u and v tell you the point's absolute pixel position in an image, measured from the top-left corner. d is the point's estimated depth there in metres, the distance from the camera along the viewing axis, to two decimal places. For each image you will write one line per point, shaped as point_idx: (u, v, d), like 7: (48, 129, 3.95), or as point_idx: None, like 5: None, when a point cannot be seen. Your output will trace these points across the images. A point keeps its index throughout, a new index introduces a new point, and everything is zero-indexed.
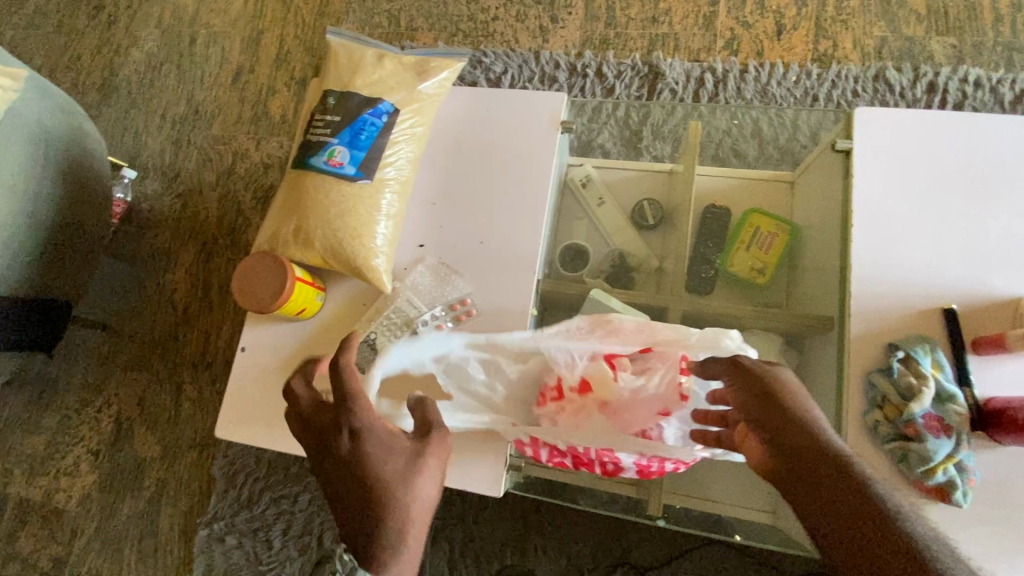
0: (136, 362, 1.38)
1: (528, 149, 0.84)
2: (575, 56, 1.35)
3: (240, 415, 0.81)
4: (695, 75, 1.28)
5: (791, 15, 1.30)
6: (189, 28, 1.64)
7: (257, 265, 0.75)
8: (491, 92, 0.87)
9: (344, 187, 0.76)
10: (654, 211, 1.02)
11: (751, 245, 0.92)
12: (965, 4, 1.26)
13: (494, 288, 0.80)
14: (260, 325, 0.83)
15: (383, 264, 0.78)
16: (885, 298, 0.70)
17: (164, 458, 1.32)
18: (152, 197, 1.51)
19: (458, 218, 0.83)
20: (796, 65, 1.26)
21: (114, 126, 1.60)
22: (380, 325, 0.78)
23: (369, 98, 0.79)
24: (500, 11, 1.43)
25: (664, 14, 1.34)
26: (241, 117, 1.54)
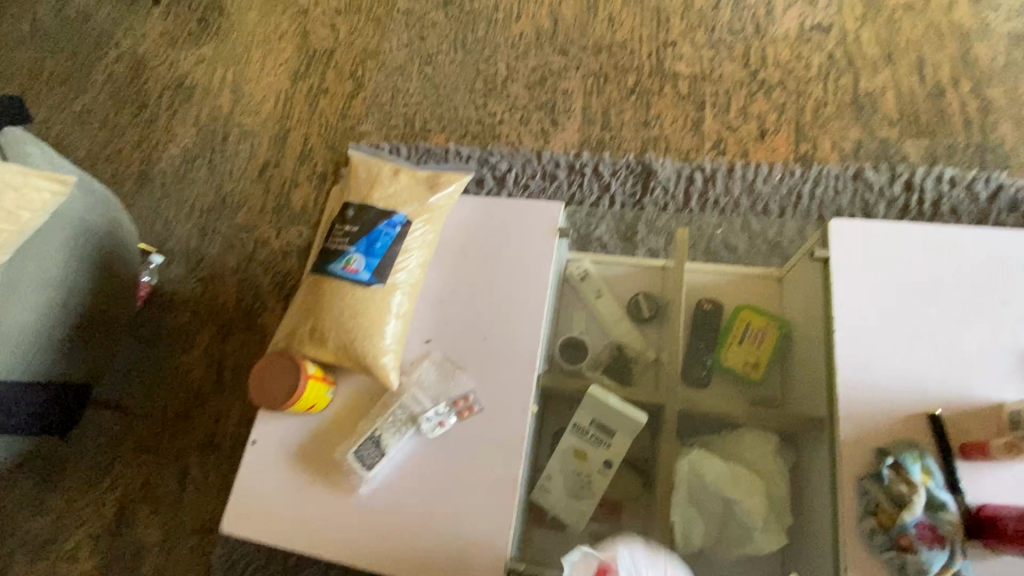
0: (146, 443, 1.41)
1: (528, 253, 0.92)
2: (574, 155, 1.47)
3: (249, 508, 0.83)
4: (685, 173, 1.38)
5: (772, 119, 1.42)
6: (223, 127, 1.80)
7: (275, 363, 0.80)
8: (494, 202, 0.96)
9: (358, 291, 0.82)
10: (650, 304, 1.07)
11: (743, 339, 0.96)
12: (934, 110, 1.36)
13: (496, 384, 0.84)
14: (271, 417, 0.87)
15: (392, 361, 0.83)
16: (871, 400, 0.73)
17: (164, 543, 1.31)
18: (176, 280, 1.60)
19: (464, 316, 0.89)
20: (779, 165, 1.36)
21: (146, 214, 1.72)
22: (386, 422, 0.82)
23: (385, 209, 0.87)
24: (506, 115, 1.57)
25: (655, 119, 1.48)
26: (264, 207, 1.65)
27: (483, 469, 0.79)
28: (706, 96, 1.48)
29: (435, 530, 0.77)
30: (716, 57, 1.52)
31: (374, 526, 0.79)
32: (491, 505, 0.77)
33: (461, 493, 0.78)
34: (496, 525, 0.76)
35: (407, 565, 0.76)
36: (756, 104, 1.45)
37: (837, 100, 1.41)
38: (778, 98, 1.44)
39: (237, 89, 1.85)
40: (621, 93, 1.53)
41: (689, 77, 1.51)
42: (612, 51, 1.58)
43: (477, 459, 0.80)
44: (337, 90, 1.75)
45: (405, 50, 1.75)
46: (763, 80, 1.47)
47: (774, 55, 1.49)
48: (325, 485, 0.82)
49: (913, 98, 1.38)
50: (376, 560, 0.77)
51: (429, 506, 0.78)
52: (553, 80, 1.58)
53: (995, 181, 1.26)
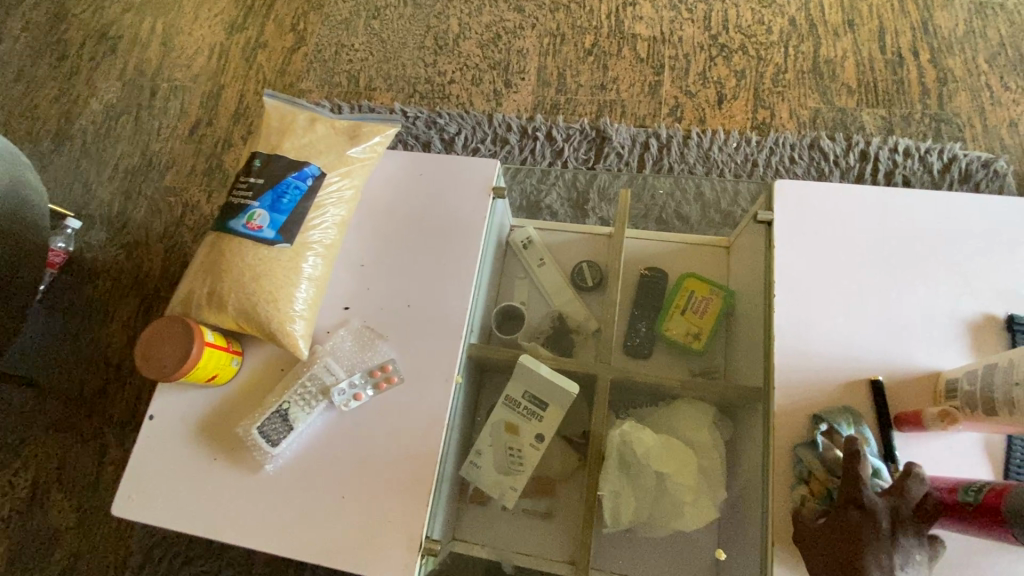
0: (61, 421, 1.30)
1: (459, 214, 0.84)
2: (526, 119, 1.39)
3: (142, 489, 0.75)
4: (640, 140, 1.32)
5: (731, 85, 1.37)
6: (151, 82, 1.66)
7: (165, 329, 0.72)
8: (424, 157, 0.88)
9: (262, 250, 0.74)
10: (594, 273, 1.01)
11: (686, 309, 0.92)
12: (893, 79, 1.33)
13: (419, 353, 0.77)
14: (170, 390, 0.79)
15: (301, 329, 0.75)
16: (808, 369, 0.69)
17: (79, 527, 1.21)
18: (97, 247, 1.47)
19: (387, 281, 0.82)
20: (736, 132, 1.31)
21: (63, 175, 1.58)
22: (294, 394, 0.75)
23: (295, 161, 0.78)
24: (457, 75, 1.48)
25: (611, 82, 1.41)
26: (195, 169, 1.53)
27: (401, 445, 0.73)
28: (665, 60, 1.41)
29: (345, 509, 0.71)
30: (676, 19, 1.45)
31: (279, 506, 0.72)
32: (406, 484, 0.71)
33: (374, 470, 0.72)
34: (411, 503, 0.70)
35: (314, 547, 0.70)
36: (716, 69, 1.39)
37: (796, 68, 1.36)
38: (738, 63, 1.39)
39: (166, 41, 1.69)
40: (578, 54, 1.45)
41: (648, 39, 1.44)
42: (569, 10, 1.50)
43: (395, 435, 0.73)
44: (277, 44, 1.62)
45: (351, 3, 1.62)
46: (723, 44, 1.41)
47: (736, 18, 1.43)
48: (227, 463, 0.74)
49: (872, 67, 1.35)
50: (281, 543, 0.70)
51: (340, 485, 0.72)
52: (507, 39, 1.49)
53: (948, 152, 1.23)
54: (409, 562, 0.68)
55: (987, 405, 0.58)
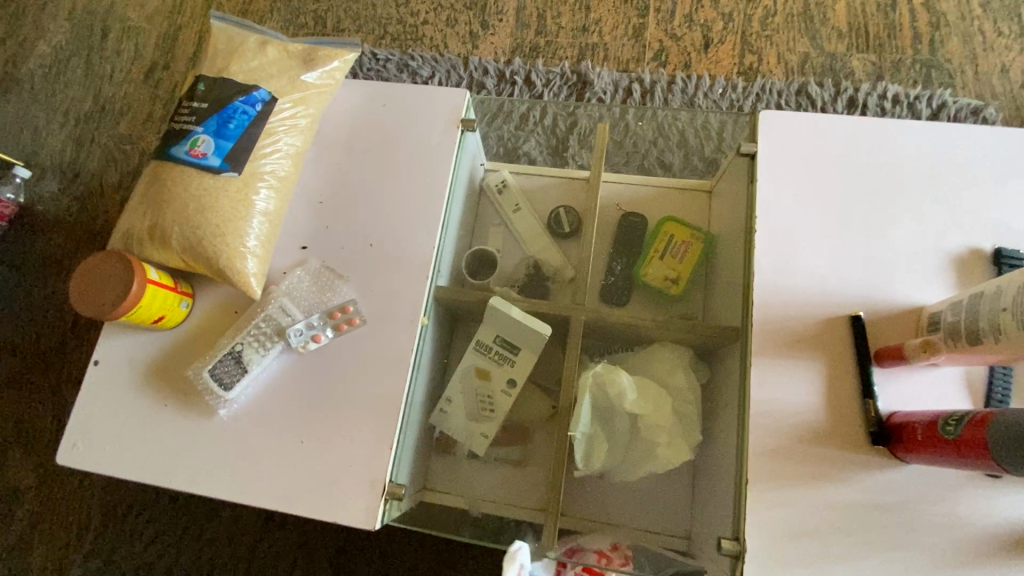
0: (17, 378, 1.24)
1: (425, 147, 0.79)
2: (504, 63, 1.32)
3: (87, 436, 0.71)
4: (623, 85, 1.26)
5: (718, 29, 1.30)
6: (101, 22, 1.53)
7: (102, 265, 0.66)
8: (387, 87, 0.82)
9: (207, 179, 0.68)
10: (571, 217, 0.96)
11: (664, 254, 0.88)
12: (885, 23, 1.28)
13: (383, 293, 0.73)
14: (114, 334, 0.73)
15: (253, 266, 0.70)
16: (787, 306, 0.66)
17: (40, 486, 1.16)
18: (48, 198, 1.38)
19: (349, 218, 0.76)
20: (722, 78, 1.26)
21: (8, 121, 1.46)
22: (247, 335, 0.70)
23: (243, 84, 0.72)
24: (431, 15, 1.39)
25: (594, 24, 1.33)
26: (151, 116, 1.43)
27: (362, 388, 0.69)
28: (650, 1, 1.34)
29: (305, 455, 0.67)
30: None
31: (234, 453, 0.68)
32: (369, 427, 0.67)
33: (334, 415, 0.68)
34: (373, 448, 0.67)
35: (271, 494, 0.66)
36: (703, 11, 1.32)
37: (787, 10, 1.30)
38: (726, 5, 1.32)
39: None
40: None
41: None
42: None
43: (356, 379, 0.70)
44: None
45: None
46: None
47: None
48: (177, 409, 0.70)
49: (864, 10, 1.29)
50: (235, 490, 0.67)
51: (298, 430, 0.68)
52: None
53: (938, 100, 1.20)
54: (373, 507, 0.65)
55: (971, 334, 0.56)
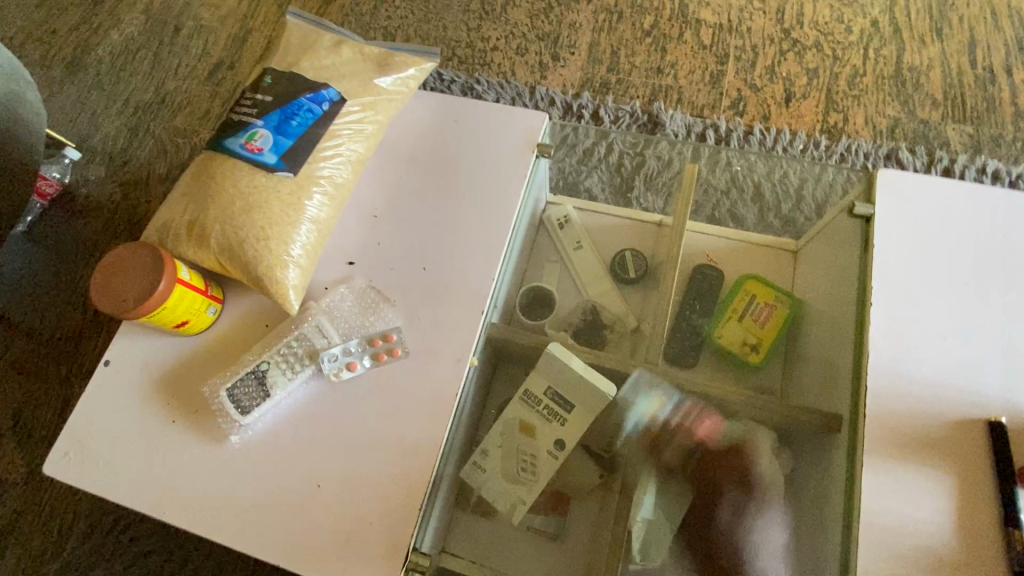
0: (27, 364, 1.18)
1: (494, 168, 0.72)
2: (572, 95, 1.28)
3: (84, 446, 0.63)
4: (696, 131, 1.20)
5: (801, 84, 1.24)
6: (176, 19, 1.54)
7: (130, 257, 0.59)
8: (461, 102, 0.76)
9: (259, 177, 0.61)
10: (637, 263, 0.87)
11: (744, 315, 0.79)
12: (984, 95, 1.20)
13: (431, 324, 0.65)
14: (133, 333, 0.66)
15: (294, 278, 0.62)
16: (910, 399, 0.56)
17: (28, 483, 1.09)
18: (94, 182, 1.36)
19: (404, 236, 0.69)
20: (804, 134, 1.18)
21: (70, 104, 1.47)
22: (274, 354, 0.62)
23: (312, 81, 0.66)
24: (501, 42, 1.36)
25: (669, 67, 1.28)
26: (208, 113, 1.42)
27: (395, 431, 0.60)
28: (730, 50, 1.29)
29: (321, 502, 0.58)
30: (746, 7, 1.34)
31: (241, 486, 0.59)
32: (397, 478, 0.58)
33: (360, 458, 0.59)
34: (399, 504, 0.57)
35: (276, 544, 0.57)
36: (786, 65, 1.26)
37: (877, 72, 1.23)
38: (811, 61, 1.26)
39: None
40: (635, 34, 1.33)
41: (713, 26, 1.32)
42: None
43: (390, 418, 0.61)
44: None
45: None
46: (796, 39, 1.29)
47: (812, 13, 1.32)
48: (186, 427, 0.62)
49: (961, 80, 1.21)
50: (235, 532, 0.58)
51: (316, 471, 0.59)
52: (559, 11, 1.38)
53: None
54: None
55: None
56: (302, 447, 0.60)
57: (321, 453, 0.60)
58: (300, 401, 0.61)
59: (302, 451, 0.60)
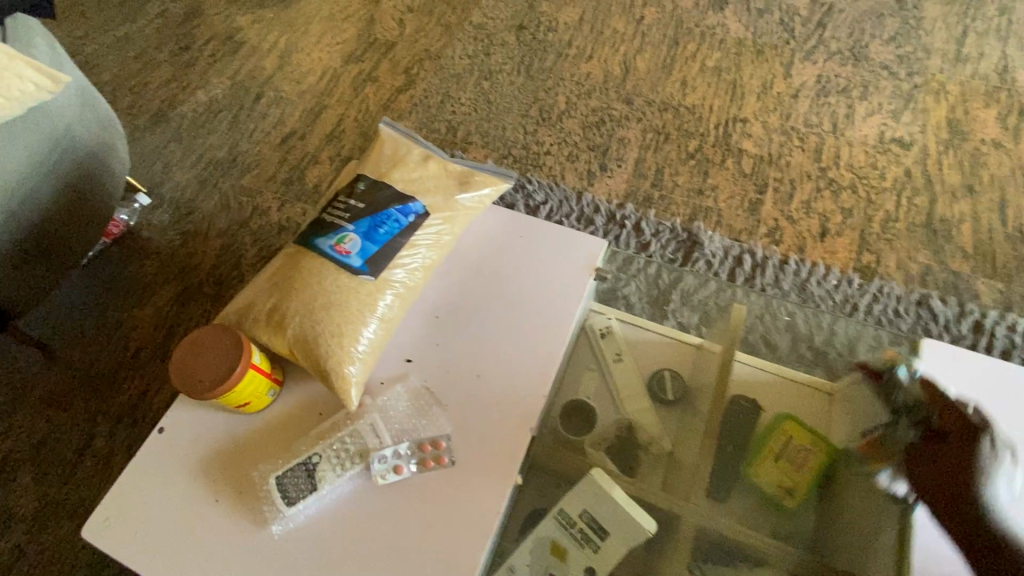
0: (58, 397, 1.20)
1: (553, 286, 0.76)
2: (616, 205, 1.35)
3: (124, 513, 0.63)
4: (733, 254, 1.25)
5: (836, 221, 1.30)
6: (258, 87, 1.68)
7: (212, 338, 0.63)
8: (528, 220, 0.81)
9: (343, 277, 0.66)
10: (676, 386, 0.89)
11: (781, 456, 0.80)
12: (1014, 254, 1.25)
13: (478, 434, 0.66)
14: (189, 404, 0.68)
15: (356, 373, 0.65)
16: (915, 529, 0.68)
17: (35, 522, 1.08)
18: (156, 227, 1.43)
19: (461, 342, 0.72)
20: (838, 269, 1.23)
21: (148, 152, 1.58)
22: (326, 447, 0.64)
23: (401, 192, 0.73)
24: (554, 147, 1.46)
25: (710, 190, 1.36)
26: (275, 176, 1.51)
27: (436, 541, 0.61)
28: (769, 181, 1.37)
29: None
30: (785, 143, 1.43)
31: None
32: None
33: (400, 565, 0.60)
34: None
35: None
36: (822, 201, 1.33)
37: (909, 219, 1.30)
38: (846, 201, 1.33)
39: (285, 55, 1.73)
40: (680, 155, 1.42)
41: (755, 157, 1.41)
42: (678, 112, 1.50)
43: (430, 526, 0.61)
44: (387, 81, 1.64)
45: (466, 60, 1.65)
46: (832, 179, 1.37)
47: (848, 157, 1.41)
48: (231, 508, 0.63)
49: (992, 237, 1.27)
50: None
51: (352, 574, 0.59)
52: (610, 125, 1.49)
53: None
54: None
55: None
56: (342, 545, 0.60)
57: (361, 553, 0.60)
58: (347, 497, 0.63)
59: (341, 550, 0.60)
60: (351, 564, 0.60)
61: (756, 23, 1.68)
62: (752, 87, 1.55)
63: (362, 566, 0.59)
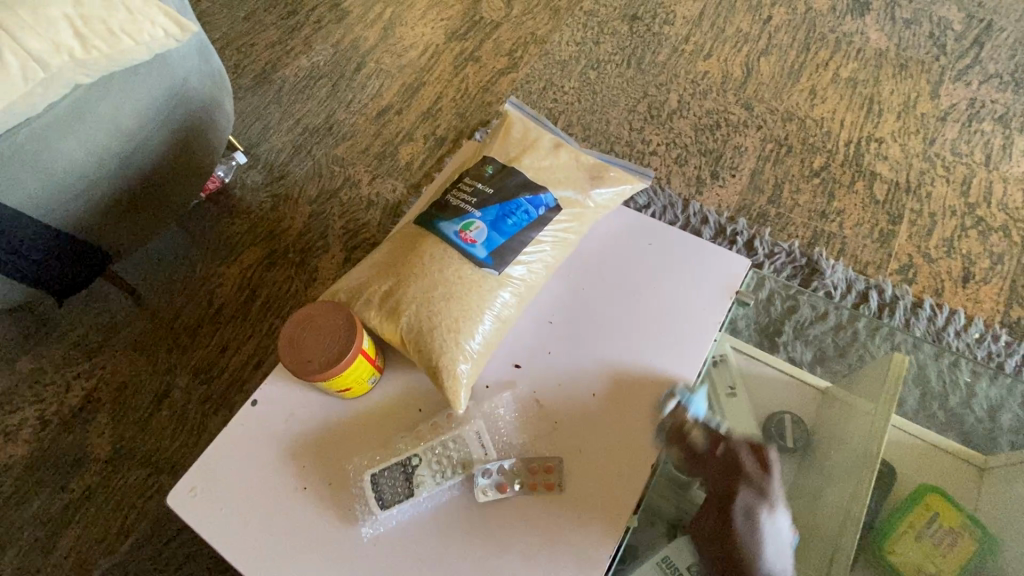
0: (141, 343, 1.22)
1: (685, 306, 0.67)
2: (726, 218, 1.24)
3: (211, 485, 0.60)
4: (858, 289, 1.12)
5: (982, 266, 1.14)
6: (360, 56, 1.65)
7: (323, 316, 0.58)
8: (660, 227, 0.73)
9: (466, 269, 0.61)
10: (796, 432, 0.79)
11: (923, 536, 0.70)
12: None
13: (590, 461, 0.59)
14: (285, 379, 0.65)
15: (467, 373, 0.60)
16: None
17: (108, 463, 1.11)
18: (249, 187, 1.44)
19: (578, 355, 0.65)
20: (981, 322, 1.08)
21: (249, 111, 1.58)
22: (427, 450, 0.58)
23: (532, 181, 0.66)
24: (662, 149, 1.36)
25: (835, 214, 1.23)
26: (368, 149, 1.48)
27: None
28: (905, 211, 1.22)
29: None
30: (927, 172, 1.27)
31: None
32: None
33: None
34: None
35: None
36: (967, 242, 1.17)
37: None
38: (996, 244, 1.17)
39: (389, 26, 1.69)
40: (803, 172, 1.29)
41: (890, 183, 1.26)
42: (804, 125, 1.36)
43: (533, 558, 0.56)
44: (489, 62, 1.58)
45: (574, 47, 1.57)
46: (981, 218, 1.20)
47: (1003, 195, 1.24)
48: (322, 500, 0.59)
49: None
50: None
51: None
52: (726, 131, 1.37)
53: None
54: None
55: None
56: (432, 564, 0.56)
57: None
58: (444, 512, 0.57)
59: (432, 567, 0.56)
60: None
61: (904, 33, 1.50)
62: (893, 105, 1.38)
63: None
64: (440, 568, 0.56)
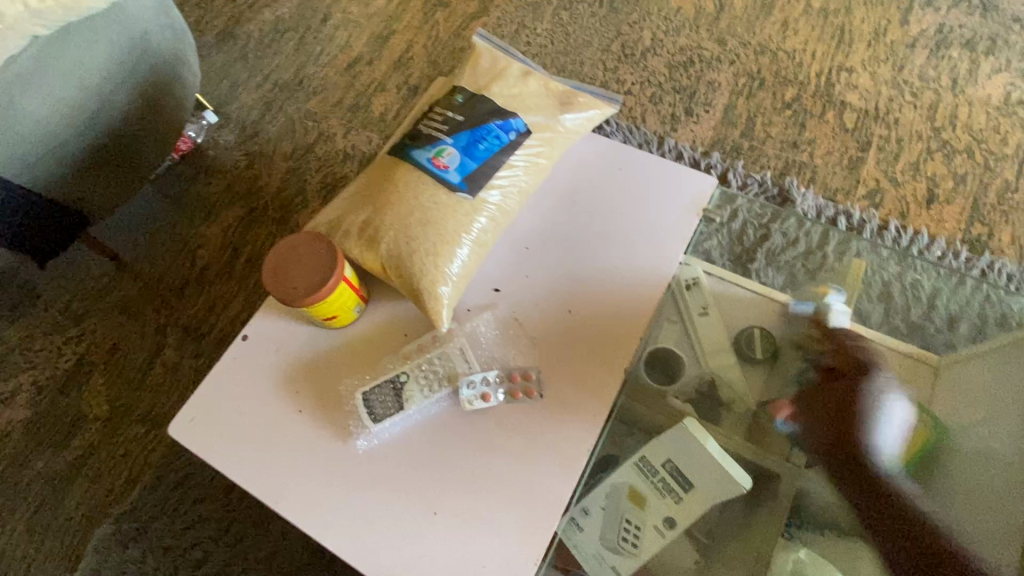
0: (129, 306, 1.23)
1: (654, 224, 0.70)
2: (700, 153, 1.26)
3: (209, 414, 0.63)
4: (827, 215, 1.16)
5: (946, 187, 1.18)
6: (325, 6, 1.60)
7: (305, 245, 0.60)
8: (630, 150, 0.74)
9: (441, 194, 0.63)
10: (765, 344, 0.84)
11: None
12: None
13: (570, 370, 0.63)
14: (272, 313, 0.67)
15: (448, 295, 0.63)
16: None
17: (108, 422, 1.13)
18: (222, 146, 1.41)
19: (555, 275, 0.68)
20: (943, 240, 1.13)
21: (214, 68, 1.54)
22: (415, 368, 0.62)
23: (502, 108, 0.67)
24: (636, 88, 1.36)
25: (806, 143, 1.25)
26: (341, 102, 1.46)
27: (524, 474, 0.59)
28: (874, 138, 1.25)
29: (435, 530, 0.58)
30: (895, 98, 1.29)
31: (361, 494, 0.59)
32: (520, 526, 0.58)
33: (485, 496, 0.59)
34: (516, 552, 0.57)
35: (380, 558, 0.57)
36: (932, 164, 1.21)
37: None
38: (959, 166, 1.21)
39: None
40: (775, 105, 1.30)
41: (859, 111, 1.28)
42: (777, 57, 1.37)
43: (518, 459, 0.60)
44: (459, 7, 1.55)
45: None
46: (945, 141, 1.24)
47: (968, 117, 1.27)
48: (317, 420, 0.62)
49: None
50: (345, 540, 0.58)
51: (436, 499, 0.59)
52: (699, 67, 1.37)
53: None
54: None
55: None
56: (424, 472, 0.60)
57: (444, 481, 0.59)
58: (434, 424, 0.61)
59: (424, 474, 0.60)
60: (435, 490, 0.59)
61: None
62: (863, 33, 1.39)
63: (447, 489, 0.59)
64: (432, 475, 0.60)
